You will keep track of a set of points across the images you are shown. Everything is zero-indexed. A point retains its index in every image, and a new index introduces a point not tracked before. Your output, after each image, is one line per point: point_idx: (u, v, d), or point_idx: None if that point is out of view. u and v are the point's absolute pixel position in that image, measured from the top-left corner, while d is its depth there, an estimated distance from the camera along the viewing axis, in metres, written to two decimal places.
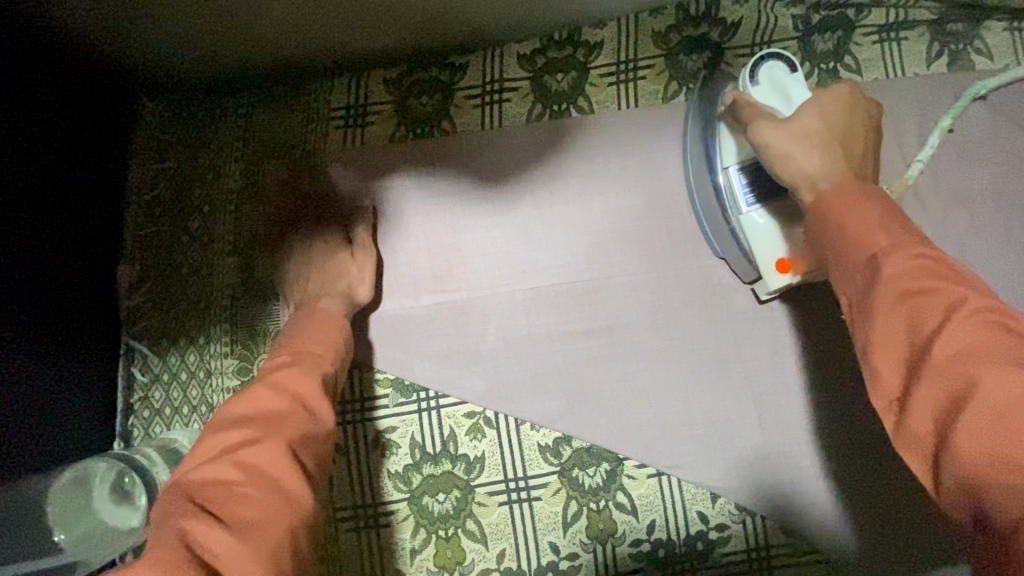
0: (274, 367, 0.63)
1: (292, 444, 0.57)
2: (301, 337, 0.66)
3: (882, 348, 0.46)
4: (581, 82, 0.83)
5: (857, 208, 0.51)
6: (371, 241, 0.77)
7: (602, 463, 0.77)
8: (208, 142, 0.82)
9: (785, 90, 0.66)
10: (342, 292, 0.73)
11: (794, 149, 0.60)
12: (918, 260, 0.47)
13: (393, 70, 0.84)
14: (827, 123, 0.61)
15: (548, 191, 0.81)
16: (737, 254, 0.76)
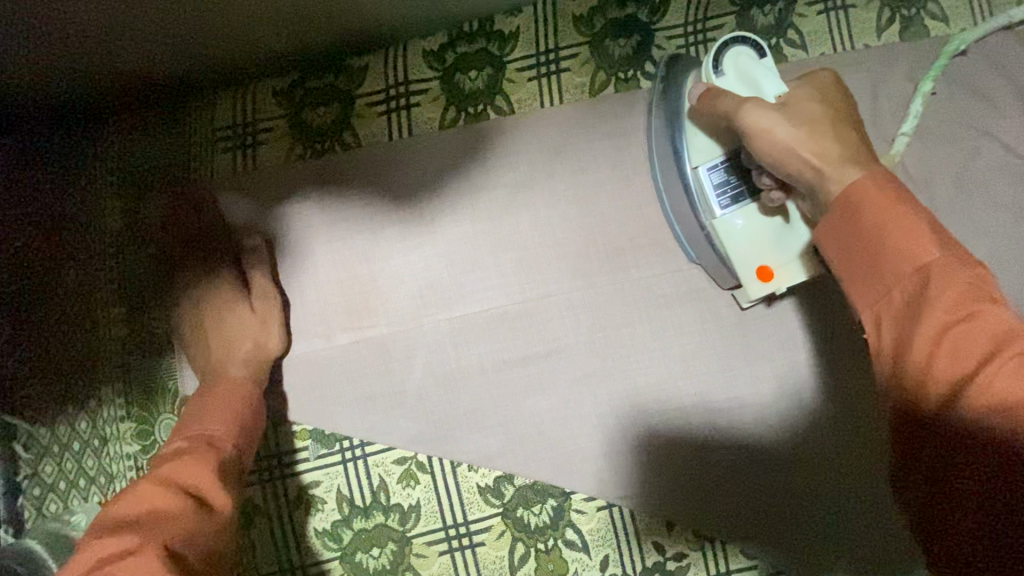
0: (163, 458, 0.55)
1: (173, 547, 0.47)
2: (192, 418, 0.60)
3: (912, 373, 0.41)
4: (497, 78, 0.74)
5: (895, 212, 0.44)
6: (270, 285, 0.69)
7: (549, 500, 0.71)
8: (78, 178, 0.73)
9: (753, 80, 0.58)
10: (247, 355, 0.66)
11: (791, 144, 0.52)
12: (969, 284, 0.40)
13: (283, 79, 0.74)
14: (824, 109, 0.54)
15: (469, 206, 0.73)
16: (714, 261, 0.68)
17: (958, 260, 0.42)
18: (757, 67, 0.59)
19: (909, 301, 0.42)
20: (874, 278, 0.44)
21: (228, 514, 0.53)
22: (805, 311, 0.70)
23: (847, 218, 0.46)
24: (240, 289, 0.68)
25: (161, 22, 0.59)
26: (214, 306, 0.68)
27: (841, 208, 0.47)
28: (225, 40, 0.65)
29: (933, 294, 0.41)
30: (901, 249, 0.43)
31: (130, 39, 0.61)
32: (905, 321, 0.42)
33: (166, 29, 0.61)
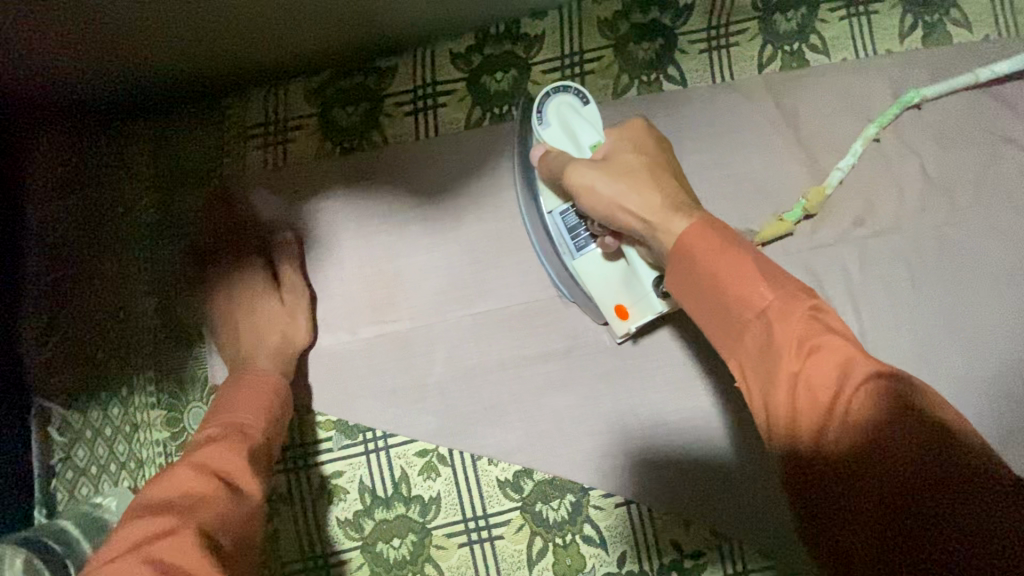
0: (195, 443, 0.57)
1: (208, 530, 0.48)
2: (221, 406, 0.61)
3: (782, 419, 0.43)
4: (523, 80, 0.76)
5: (729, 253, 0.46)
6: (299, 279, 0.71)
7: (567, 495, 0.72)
8: (116, 172, 0.75)
9: (572, 131, 0.64)
10: (275, 346, 0.68)
11: (624, 192, 0.56)
12: (806, 321, 0.43)
13: (315, 79, 0.76)
14: (638, 159, 0.59)
15: (492, 204, 0.74)
16: (583, 299, 0.70)
17: (791, 298, 0.44)
18: (576, 118, 0.64)
19: (760, 347, 0.44)
20: (728, 327, 0.46)
21: (257, 501, 0.54)
22: None
23: (686, 267, 0.48)
24: (270, 284, 0.71)
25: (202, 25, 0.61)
26: (241, 299, 0.70)
27: (688, 259, 0.48)
28: (263, 40, 0.67)
29: (775, 342, 0.43)
30: (744, 295, 0.45)
31: (181, 35, 0.62)
32: (762, 368, 0.44)
33: (207, 33, 0.63)
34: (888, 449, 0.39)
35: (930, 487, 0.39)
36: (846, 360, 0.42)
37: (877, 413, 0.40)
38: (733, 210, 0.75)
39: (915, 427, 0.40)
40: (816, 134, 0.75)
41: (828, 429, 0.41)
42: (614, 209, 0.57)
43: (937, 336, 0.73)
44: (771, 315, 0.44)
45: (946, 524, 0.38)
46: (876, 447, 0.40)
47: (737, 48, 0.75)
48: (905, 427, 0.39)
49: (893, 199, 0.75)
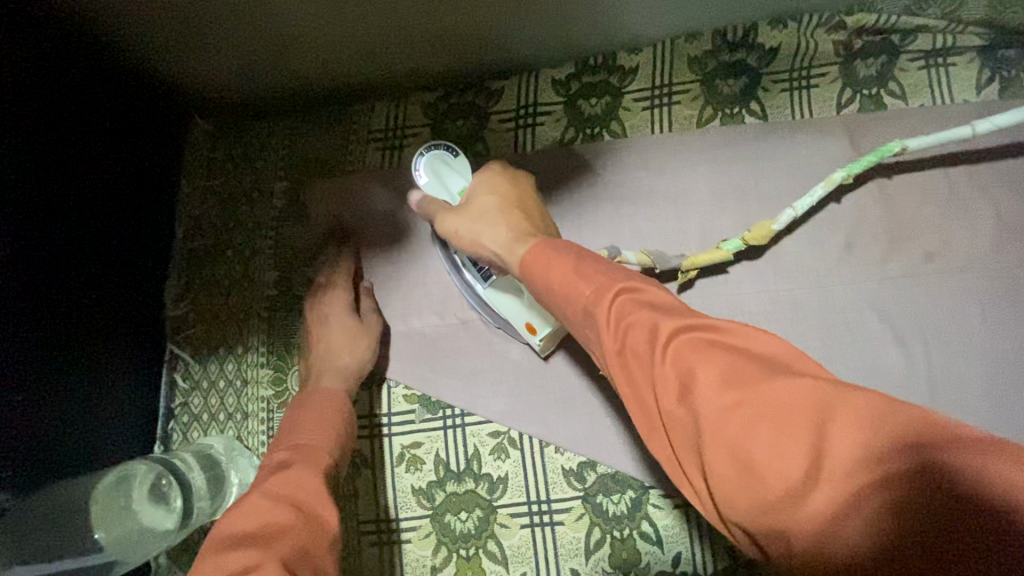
0: (270, 471, 0.59)
1: (289, 563, 0.49)
2: (292, 428, 0.65)
3: (633, 404, 0.46)
4: (615, 106, 0.84)
5: (552, 256, 0.51)
6: (374, 305, 0.80)
7: (628, 491, 0.75)
8: (254, 161, 0.86)
9: (444, 181, 0.73)
10: (346, 368, 0.74)
11: (479, 229, 0.64)
12: (616, 305, 0.46)
13: (431, 94, 0.87)
14: (491, 197, 0.67)
15: (580, 213, 0.82)
16: (502, 323, 0.77)
17: (603, 285, 0.47)
18: (447, 171, 0.74)
19: (594, 341, 0.48)
20: (572, 327, 0.50)
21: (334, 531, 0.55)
22: None
23: (529, 275, 0.53)
24: (349, 304, 0.78)
25: (352, 27, 0.73)
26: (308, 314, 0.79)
27: (529, 265, 0.53)
28: (395, 55, 0.79)
29: (598, 331, 0.47)
30: (568, 293, 0.49)
31: (325, 41, 0.75)
32: (603, 363, 0.48)
33: (353, 36, 0.74)
34: (706, 402, 0.41)
35: (756, 418, 0.40)
36: (652, 325, 0.44)
37: (688, 366, 0.43)
38: (801, 237, 0.80)
39: (724, 366, 0.42)
40: (890, 175, 0.80)
41: (655, 394, 0.44)
42: (479, 248, 0.64)
43: (1006, 375, 0.75)
44: (589, 308, 0.47)
45: (790, 459, 0.39)
46: (696, 397, 0.42)
47: (818, 90, 0.82)
48: (715, 374, 0.42)
49: (966, 238, 0.78)
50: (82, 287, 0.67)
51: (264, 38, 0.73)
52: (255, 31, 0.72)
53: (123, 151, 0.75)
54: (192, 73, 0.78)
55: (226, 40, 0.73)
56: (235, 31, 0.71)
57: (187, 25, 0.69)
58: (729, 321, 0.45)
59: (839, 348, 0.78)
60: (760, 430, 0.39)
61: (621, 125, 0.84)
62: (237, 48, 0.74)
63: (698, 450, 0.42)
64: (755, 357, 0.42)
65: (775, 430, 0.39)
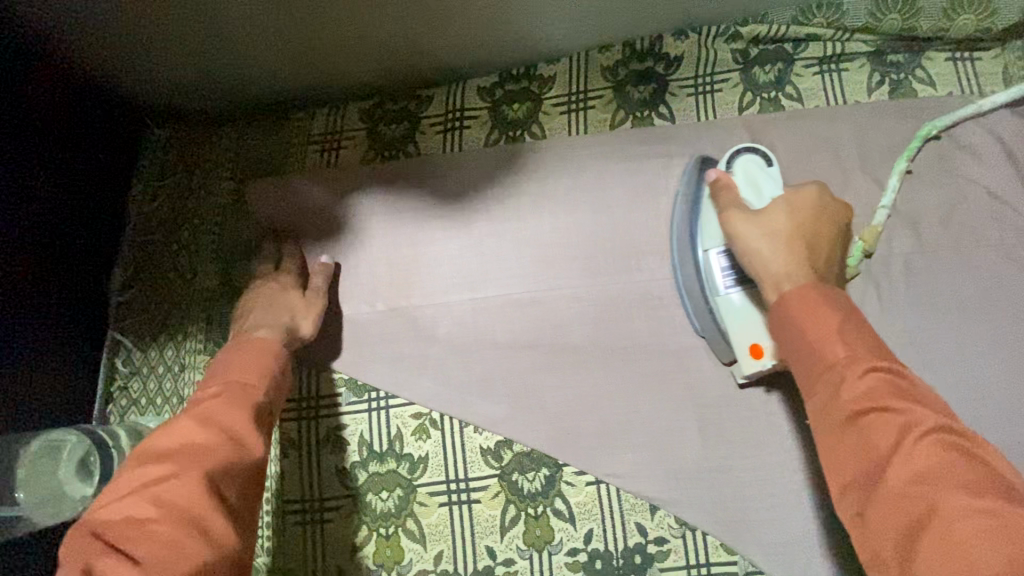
0: (202, 398, 0.66)
1: (211, 479, 0.58)
2: (227, 366, 0.70)
3: (843, 464, 0.54)
4: (536, 111, 0.91)
5: (815, 312, 0.59)
6: (323, 286, 0.83)
7: (542, 469, 0.78)
8: (203, 162, 0.92)
9: (756, 184, 0.73)
10: (284, 324, 0.77)
11: (762, 243, 0.67)
12: (868, 378, 0.55)
13: (368, 102, 0.94)
14: (789, 220, 0.67)
15: (502, 207, 0.87)
16: (714, 333, 0.77)
17: (858, 355, 0.56)
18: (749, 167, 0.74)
19: (827, 399, 0.56)
20: (806, 381, 0.59)
21: (262, 455, 0.64)
22: None
23: (781, 323, 0.61)
24: (297, 282, 0.83)
25: (290, 35, 0.81)
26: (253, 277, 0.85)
27: (786, 311, 0.61)
28: (332, 62, 0.87)
29: (840, 394, 0.55)
30: (824, 347, 0.57)
31: (265, 46, 0.83)
32: (825, 420, 0.56)
33: (293, 43, 0.83)
34: (943, 494, 0.47)
35: (989, 526, 0.45)
36: (907, 413, 0.52)
37: (932, 460, 0.49)
38: None
39: (972, 475, 0.48)
40: (792, 168, 0.85)
41: (885, 468, 0.51)
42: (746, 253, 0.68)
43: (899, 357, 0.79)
44: (839, 366, 0.56)
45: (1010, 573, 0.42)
46: (929, 487, 0.48)
47: (721, 94, 0.88)
48: (961, 478, 0.48)
49: (862, 227, 0.83)
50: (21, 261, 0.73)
51: (209, 43, 0.81)
52: (202, 37, 0.80)
53: (76, 144, 0.82)
54: (153, 76, 0.86)
55: (176, 46, 0.81)
56: (187, 38, 0.80)
57: (140, 30, 0.78)
58: (982, 442, 0.51)
59: None
60: (986, 538, 0.44)
61: (542, 127, 0.90)
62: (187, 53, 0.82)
63: (914, 532, 0.47)
64: (998, 478, 0.48)
65: (1013, 549, 0.43)
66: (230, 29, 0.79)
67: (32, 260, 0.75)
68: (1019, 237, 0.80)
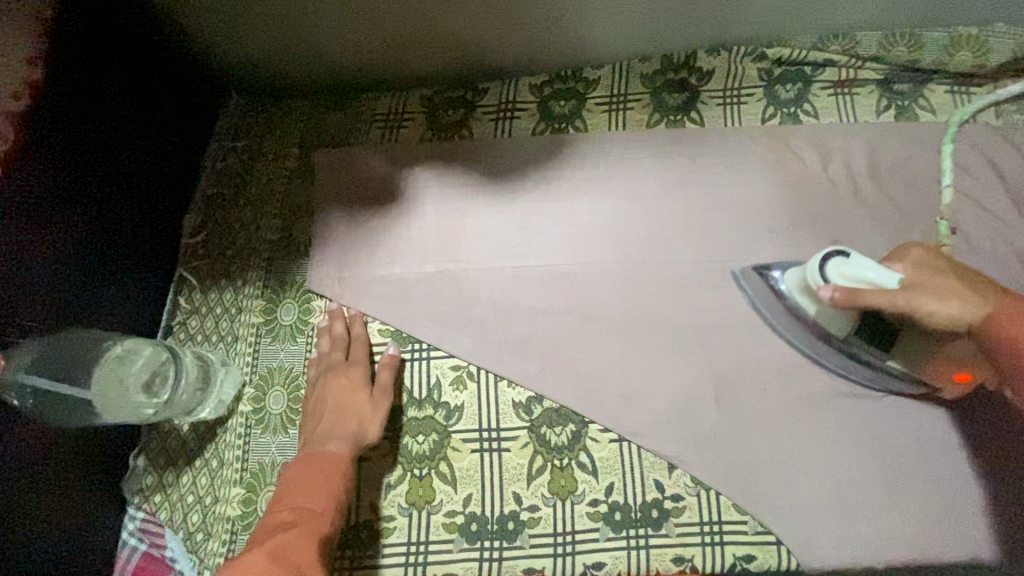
0: (276, 529, 0.69)
1: None
2: (291, 494, 0.74)
3: None
4: (580, 108, 1.01)
5: None
6: (390, 381, 0.86)
7: (569, 424, 0.84)
8: (275, 130, 1.02)
9: (865, 276, 0.70)
10: (351, 433, 0.80)
11: (945, 302, 0.69)
12: None
13: (428, 89, 1.04)
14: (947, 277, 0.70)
15: (544, 188, 0.96)
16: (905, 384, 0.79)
17: None
18: (845, 259, 0.72)
19: None
20: None
21: None
22: None
23: None
24: (364, 378, 0.85)
25: (370, 22, 0.92)
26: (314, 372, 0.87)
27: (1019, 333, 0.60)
28: (403, 48, 0.98)
29: None
30: None
31: (346, 30, 0.94)
32: None
33: (372, 29, 0.94)
34: None
35: None
36: None
37: None
38: (735, 220, 0.93)
39: None
40: (809, 173, 0.94)
41: None
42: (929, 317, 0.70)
43: None
44: None
45: None
46: None
47: (746, 105, 0.99)
48: None
49: (872, 228, 0.91)
50: (117, 189, 0.82)
51: (299, 26, 0.93)
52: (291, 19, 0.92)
53: (167, 98, 0.92)
54: (239, 51, 0.97)
55: (270, 24, 0.92)
56: (280, 20, 0.91)
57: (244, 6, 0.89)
58: None
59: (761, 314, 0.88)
60: None
61: (584, 121, 1.00)
62: (279, 31, 0.93)
63: None
64: None
65: None
66: (319, 13, 0.90)
67: (125, 193, 0.84)
68: (1010, 247, 0.89)
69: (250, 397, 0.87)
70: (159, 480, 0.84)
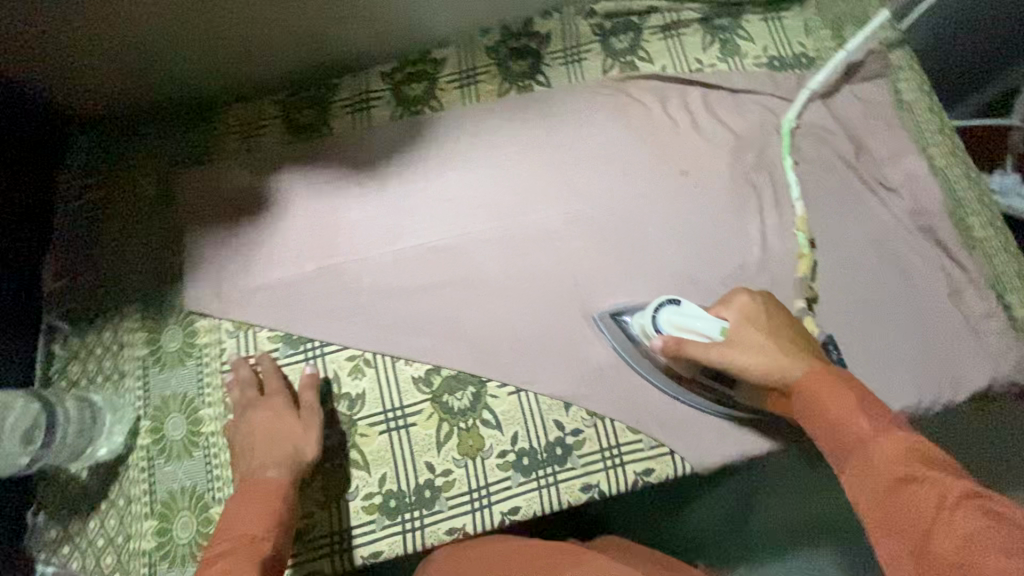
0: (210, 563, 0.63)
1: None
2: (230, 526, 0.68)
3: (883, 522, 0.53)
4: (432, 88, 1.04)
5: (835, 393, 0.62)
6: (316, 400, 0.84)
7: (469, 387, 0.88)
8: (129, 159, 1.00)
9: (692, 326, 0.75)
10: (288, 454, 0.77)
11: (752, 361, 0.69)
12: (899, 445, 0.55)
13: (281, 93, 1.04)
14: (756, 332, 0.71)
15: (410, 170, 0.99)
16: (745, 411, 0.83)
17: (883, 429, 0.57)
18: (678, 308, 0.78)
19: (860, 469, 0.57)
20: (841, 457, 0.59)
21: None
22: (656, 240, 0.95)
23: (811, 407, 0.64)
24: (291, 404, 0.83)
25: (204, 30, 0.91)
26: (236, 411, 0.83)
27: (804, 390, 0.65)
28: (246, 53, 0.97)
29: (873, 463, 0.56)
30: (846, 422, 0.59)
31: (181, 41, 0.91)
32: (859, 483, 0.56)
33: (207, 37, 0.92)
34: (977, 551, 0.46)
35: None
36: (940, 487, 0.51)
37: (976, 527, 0.47)
38: (592, 169, 0.99)
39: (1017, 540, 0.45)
40: (651, 114, 1.02)
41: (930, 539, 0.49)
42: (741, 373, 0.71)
43: (757, 256, 0.93)
44: (869, 438, 0.57)
45: None
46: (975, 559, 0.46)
47: (586, 62, 1.05)
48: (1006, 545, 0.45)
49: (715, 154, 0.99)
50: None
51: (126, 43, 0.89)
52: (118, 37, 0.88)
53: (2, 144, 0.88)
54: (67, 79, 0.93)
55: (95, 43, 0.88)
56: (105, 38, 0.88)
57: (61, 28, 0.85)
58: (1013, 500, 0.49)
59: (626, 250, 0.95)
60: None
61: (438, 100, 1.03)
62: (108, 51, 0.90)
63: None
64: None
65: None
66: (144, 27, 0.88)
67: None
68: (831, 150, 0.99)
69: (146, 429, 0.86)
70: (65, 530, 0.84)
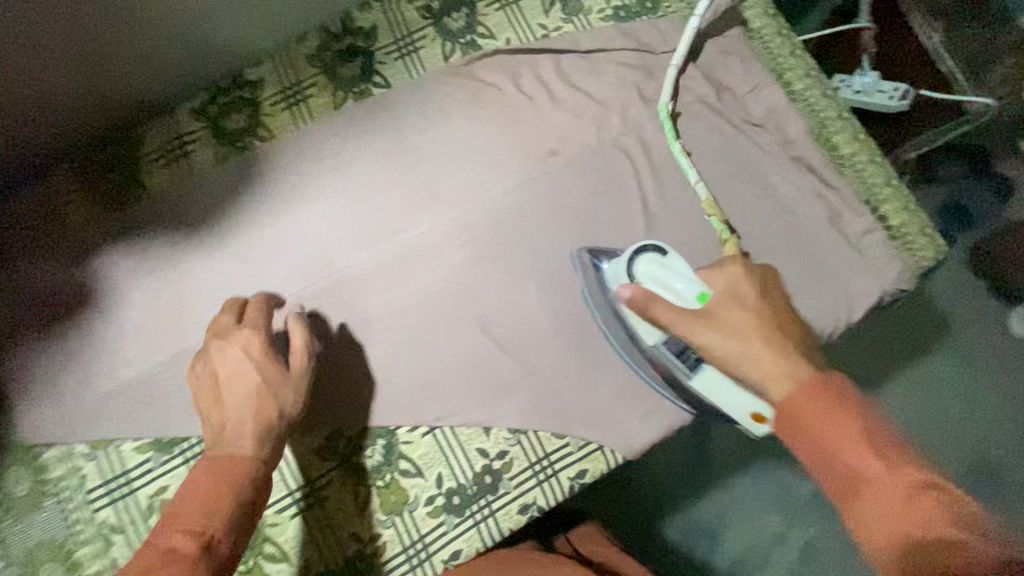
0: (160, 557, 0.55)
1: None
2: (187, 506, 0.60)
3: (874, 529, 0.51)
4: (256, 115, 0.91)
5: (824, 402, 0.56)
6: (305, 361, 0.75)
7: (378, 441, 0.81)
8: None
9: (668, 283, 0.69)
10: (261, 423, 0.68)
11: (727, 344, 0.63)
12: (882, 443, 0.53)
13: (75, 159, 0.88)
14: (745, 315, 0.64)
15: (254, 217, 0.87)
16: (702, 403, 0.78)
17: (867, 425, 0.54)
18: (663, 258, 0.71)
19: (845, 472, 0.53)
20: (821, 454, 0.55)
21: None
22: (540, 231, 0.89)
23: (792, 409, 0.57)
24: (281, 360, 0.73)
25: None
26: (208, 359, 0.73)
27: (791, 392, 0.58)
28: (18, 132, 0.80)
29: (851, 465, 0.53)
30: (831, 436, 0.54)
31: None
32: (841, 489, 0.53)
33: None
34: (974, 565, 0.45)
35: None
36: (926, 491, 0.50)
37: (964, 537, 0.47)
38: (457, 170, 0.91)
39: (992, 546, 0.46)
40: (505, 95, 0.93)
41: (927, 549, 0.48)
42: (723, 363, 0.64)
43: (642, 223, 0.90)
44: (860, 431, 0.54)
45: None
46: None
47: (424, 50, 0.95)
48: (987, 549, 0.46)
49: (580, 125, 0.93)
50: None
51: None
52: None
53: None
54: None
55: None
56: None
57: None
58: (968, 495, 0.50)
59: (512, 248, 0.88)
60: None
61: (268, 126, 0.90)
62: None
63: None
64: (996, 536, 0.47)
65: None
66: None
67: None
68: (693, 97, 0.95)
69: None
70: None
